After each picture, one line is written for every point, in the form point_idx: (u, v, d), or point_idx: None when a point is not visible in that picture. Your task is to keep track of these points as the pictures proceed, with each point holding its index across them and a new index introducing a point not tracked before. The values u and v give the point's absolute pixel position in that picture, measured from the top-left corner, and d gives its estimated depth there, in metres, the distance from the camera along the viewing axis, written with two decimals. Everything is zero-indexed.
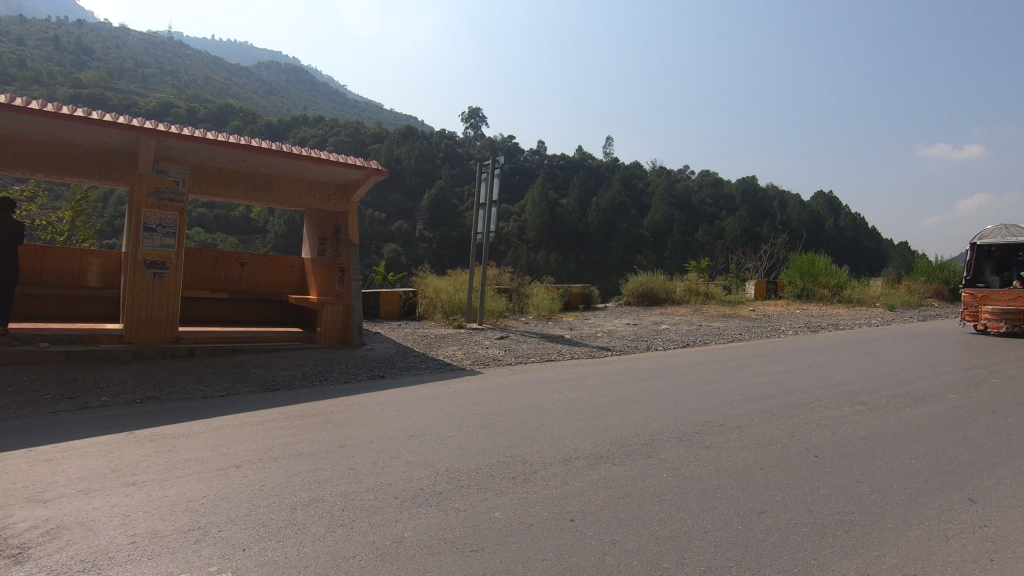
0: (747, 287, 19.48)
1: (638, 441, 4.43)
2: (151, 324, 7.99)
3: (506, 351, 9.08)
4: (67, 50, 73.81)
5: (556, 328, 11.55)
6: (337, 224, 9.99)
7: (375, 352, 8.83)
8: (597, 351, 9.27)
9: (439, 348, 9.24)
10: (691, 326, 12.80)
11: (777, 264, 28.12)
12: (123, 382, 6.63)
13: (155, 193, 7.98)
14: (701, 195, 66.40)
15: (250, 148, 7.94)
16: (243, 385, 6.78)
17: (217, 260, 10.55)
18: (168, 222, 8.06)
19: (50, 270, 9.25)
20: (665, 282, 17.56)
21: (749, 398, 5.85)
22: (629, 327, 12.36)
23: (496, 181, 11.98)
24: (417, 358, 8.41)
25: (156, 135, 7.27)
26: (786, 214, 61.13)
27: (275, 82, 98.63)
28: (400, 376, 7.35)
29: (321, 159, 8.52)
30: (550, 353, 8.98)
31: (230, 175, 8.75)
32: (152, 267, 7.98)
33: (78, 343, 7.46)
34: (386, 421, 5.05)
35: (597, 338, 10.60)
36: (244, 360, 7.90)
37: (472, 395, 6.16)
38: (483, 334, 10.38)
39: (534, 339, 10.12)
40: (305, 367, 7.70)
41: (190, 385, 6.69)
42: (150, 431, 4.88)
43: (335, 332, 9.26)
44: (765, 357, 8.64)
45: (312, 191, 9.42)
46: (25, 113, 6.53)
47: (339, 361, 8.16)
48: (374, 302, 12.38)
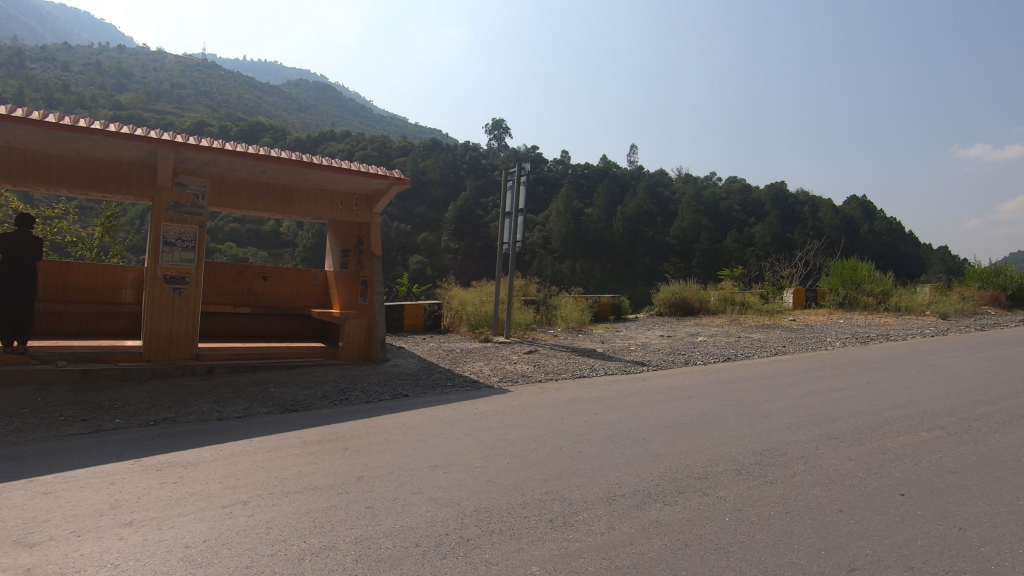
0: (785, 296, 18.63)
1: (691, 475, 3.91)
2: (171, 341, 7.77)
3: (535, 367, 8.61)
4: (108, 73, 77.04)
5: (587, 341, 11.04)
6: (360, 236, 9.71)
7: (399, 368, 8.46)
8: (632, 366, 8.73)
9: (465, 363, 8.83)
10: (729, 337, 12.11)
11: (814, 270, 27.07)
12: (140, 402, 6.39)
13: (176, 206, 7.79)
14: (729, 202, 65.08)
15: (271, 158, 7.71)
16: (262, 406, 6.46)
17: (241, 274, 10.36)
18: (188, 237, 7.84)
19: (76, 286, 9.16)
20: (698, 291, 16.91)
21: (809, 421, 5.26)
22: (664, 339, 11.75)
23: (522, 189, 11.59)
24: (442, 375, 8.02)
25: (175, 146, 7.07)
26: (820, 219, 59.35)
27: (303, 100, 101.16)
28: (424, 395, 6.94)
29: (343, 168, 8.23)
30: (582, 369, 8.48)
31: (251, 187, 8.53)
32: (172, 282, 7.78)
33: (97, 361, 7.29)
34: (408, 449, 4.63)
35: (631, 352, 10.06)
36: (264, 378, 7.61)
37: (501, 417, 5.71)
38: (510, 348, 9.94)
39: (564, 354, 9.63)
40: (326, 385, 7.36)
41: (207, 406, 6.40)
42: (158, 459, 4.56)
43: (358, 347, 8.93)
44: (816, 372, 7.98)
45: (334, 202, 9.15)
46: (43, 127, 6.39)
47: (362, 378, 7.80)
48: (398, 316, 12.06)
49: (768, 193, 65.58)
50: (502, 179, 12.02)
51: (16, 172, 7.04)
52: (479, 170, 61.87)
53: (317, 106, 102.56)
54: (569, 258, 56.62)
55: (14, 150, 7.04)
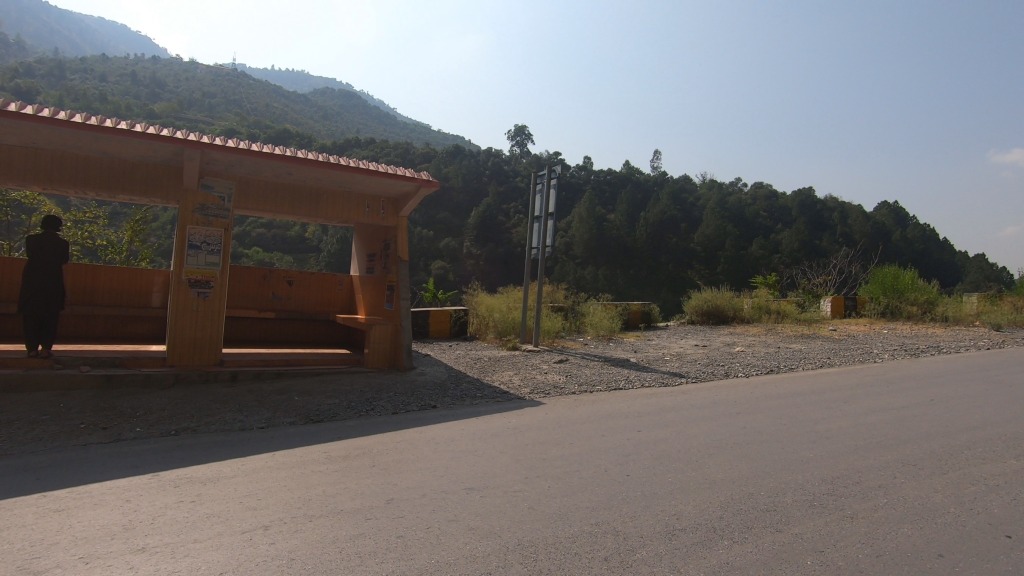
0: (822, 304, 17.90)
1: (758, 507, 3.48)
2: (195, 347, 7.60)
3: (568, 377, 8.22)
4: (142, 82, 79.31)
5: (618, 351, 10.61)
6: (386, 240, 9.47)
7: (426, 377, 8.16)
8: (670, 378, 8.27)
9: (494, 373, 8.48)
10: (769, 348, 11.54)
11: (850, 279, 26.15)
12: (161, 410, 6.19)
13: (201, 209, 7.64)
14: (757, 209, 63.78)
15: (298, 159, 7.51)
16: (285, 415, 6.20)
17: (266, 279, 10.20)
18: (214, 240, 7.69)
19: (103, 289, 9.09)
20: (731, 299, 16.33)
21: (878, 444, 4.78)
22: (699, 349, 11.24)
23: (552, 192, 11.23)
24: (471, 385, 7.68)
25: (201, 147, 6.91)
26: (851, 226, 57.76)
27: (329, 108, 102.87)
28: (454, 407, 6.61)
29: (370, 170, 7.99)
30: (617, 381, 8.05)
31: (278, 189, 8.36)
32: (196, 286, 7.62)
33: (121, 366, 7.14)
34: (440, 467, 4.30)
35: (667, 363, 9.60)
36: (288, 386, 7.36)
37: (536, 433, 5.34)
38: (540, 357, 9.58)
39: (597, 363, 9.22)
40: (351, 394, 7.08)
41: (229, 414, 6.16)
42: (176, 474, 4.30)
43: (383, 354, 8.65)
44: (871, 387, 7.42)
45: (361, 205, 8.92)
46: (69, 127, 6.28)
47: (388, 387, 7.51)
48: (424, 322, 11.79)
49: (796, 199, 64.12)
50: (531, 182, 11.69)
51: (44, 173, 6.97)
52: (501, 176, 61.77)
53: (342, 113, 103.76)
54: (592, 264, 56.04)
55: (42, 151, 6.97)
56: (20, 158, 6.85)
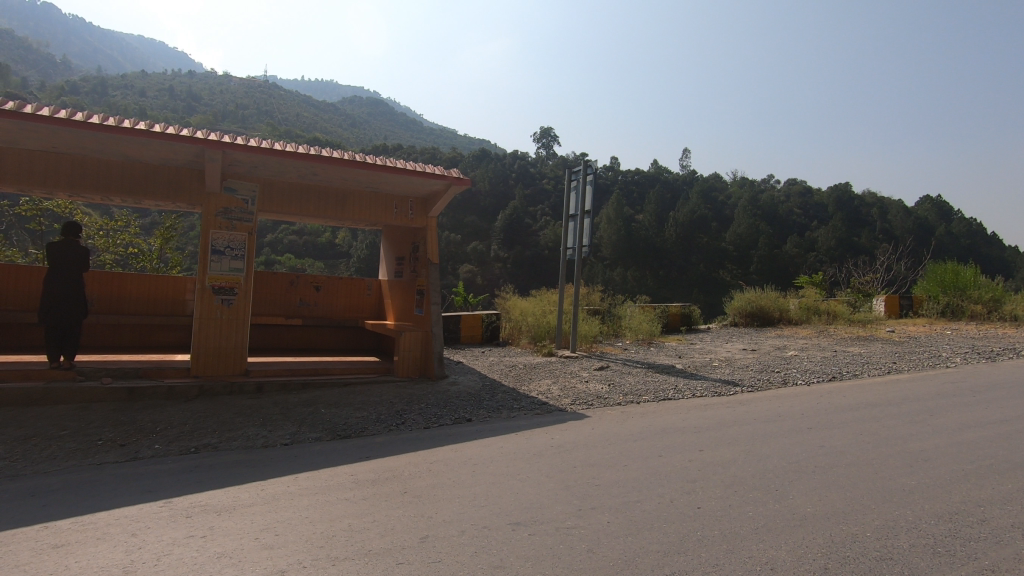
0: (874, 304, 16.80)
1: (869, 555, 2.86)
2: (219, 357, 7.29)
3: (611, 387, 7.62)
4: (178, 96, 81.74)
5: (661, 356, 9.94)
6: (415, 242, 9.04)
7: (459, 386, 7.68)
8: (722, 387, 7.60)
9: (531, 382, 7.95)
10: (824, 351, 10.70)
11: (898, 277, 24.76)
12: (183, 425, 5.85)
13: (225, 212, 7.34)
14: (792, 206, 61.80)
15: (323, 158, 7.11)
16: (311, 431, 5.78)
17: (293, 284, 9.89)
18: (237, 245, 7.38)
19: (130, 297, 8.91)
20: (777, 299, 15.43)
21: (991, 469, 4.07)
22: (749, 354, 10.47)
23: (588, 189, 10.59)
24: (507, 396, 7.16)
25: (222, 147, 6.56)
26: (893, 221, 55.35)
27: (357, 116, 104.38)
28: (490, 420, 6.09)
29: (398, 168, 7.55)
30: (665, 390, 7.42)
31: (303, 191, 7.99)
32: (220, 293, 7.31)
33: (144, 378, 6.87)
34: (481, 496, 3.79)
35: (716, 369, 8.90)
36: (315, 398, 6.97)
37: (584, 452, 4.78)
38: (579, 364, 9.00)
39: (640, 371, 8.58)
40: (380, 406, 6.64)
41: (253, 430, 5.78)
42: (191, 501, 3.90)
43: (413, 362, 8.21)
44: (956, 397, 6.62)
45: (388, 206, 8.51)
46: (87, 129, 6.01)
47: (419, 398, 7.05)
48: (455, 327, 11.32)
49: (832, 195, 61.90)
50: (565, 179, 11.09)
51: (65, 178, 6.76)
52: (528, 178, 61.31)
53: (370, 121, 104.96)
54: (621, 266, 55.08)
55: (63, 156, 6.75)
56: (41, 164, 6.65)
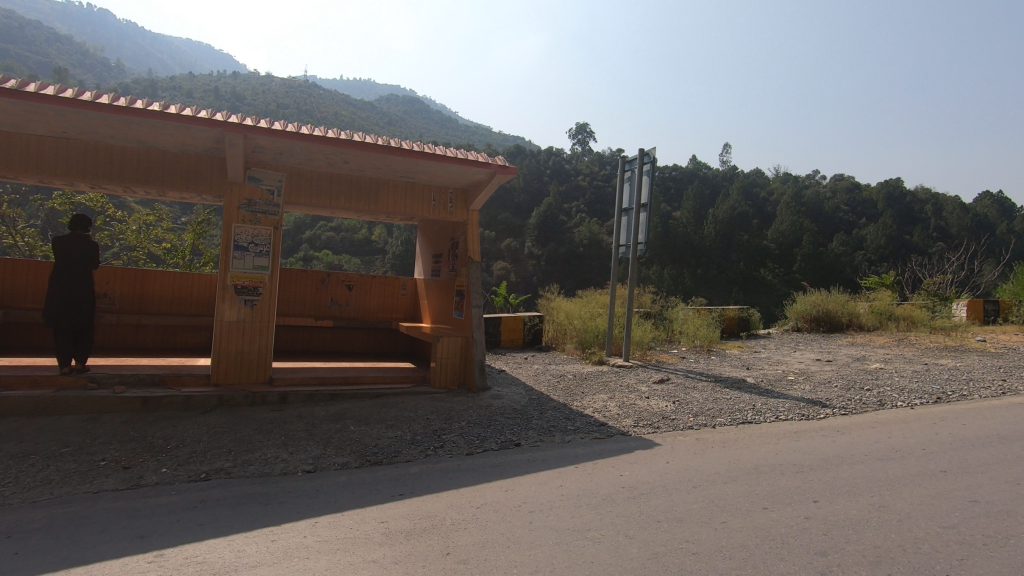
0: (954, 308, 15.17)
1: None
2: (241, 363, 6.65)
3: (677, 405, 6.66)
4: (221, 95, 83.93)
5: (726, 368, 8.85)
6: (454, 238, 8.25)
7: (503, 401, 6.83)
8: (809, 408, 6.53)
9: (584, 396, 7.04)
10: (913, 364, 9.40)
11: (970, 281, 22.78)
12: (197, 443, 5.20)
13: (248, 204, 6.69)
14: (841, 203, 58.91)
15: (354, 143, 6.34)
16: (337, 454, 5.03)
17: (324, 283, 9.23)
18: (262, 240, 6.72)
19: (153, 296, 8.40)
20: (845, 302, 14.02)
21: None
22: (825, 366, 9.28)
23: (646, 178, 9.29)
24: (559, 414, 6.28)
25: (244, 130, 5.87)
26: (955, 219, 51.93)
27: (393, 113, 105.51)
28: (543, 446, 5.22)
29: (437, 155, 6.72)
30: (741, 411, 6.41)
31: (333, 180, 7.25)
32: (243, 293, 6.67)
33: (160, 385, 6.27)
34: (546, 566, 2.93)
35: (794, 385, 7.79)
36: (343, 411, 6.24)
37: (666, 498, 3.84)
38: (634, 376, 8.03)
39: (707, 386, 7.56)
40: (416, 424, 5.86)
41: (273, 451, 5.07)
42: (189, 555, 3.17)
43: (451, 372, 7.41)
44: None
45: (425, 197, 7.72)
46: (95, 110, 5.39)
47: (458, 414, 6.23)
48: (495, 330, 10.45)
49: (883, 191, 58.80)
50: (617, 169, 9.85)
51: (78, 166, 6.21)
52: (563, 174, 60.23)
53: (406, 118, 105.80)
54: (658, 264, 53.51)
55: (76, 141, 6.20)
56: (53, 150, 6.12)
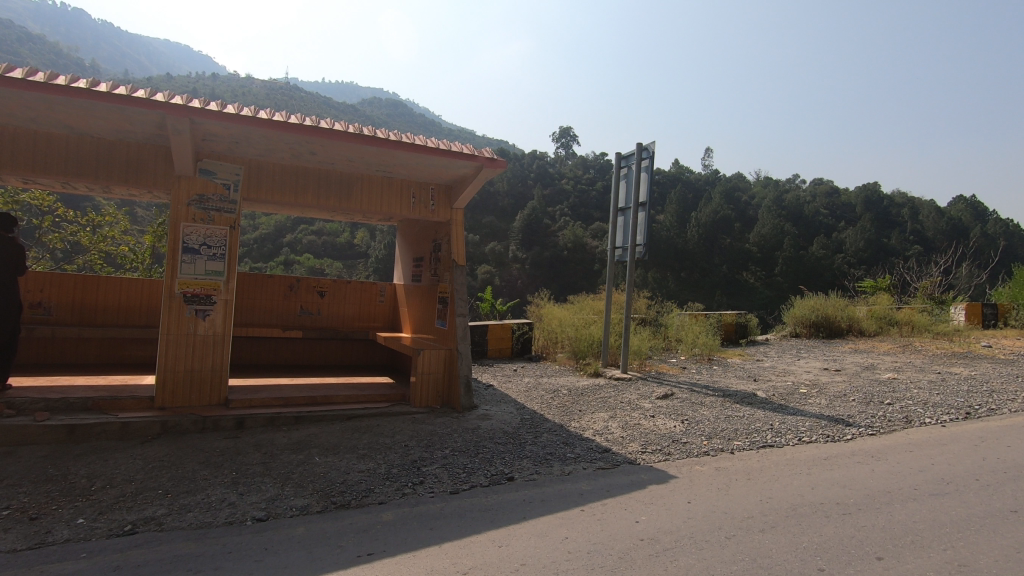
0: (953, 313, 14.78)
1: None
2: (192, 383, 5.82)
3: (686, 425, 5.96)
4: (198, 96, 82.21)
5: (732, 379, 8.20)
6: (437, 239, 7.49)
7: (492, 422, 6.06)
8: (832, 427, 5.88)
9: (583, 415, 6.32)
10: (927, 373, 8.85)
11: (959, 285, 22.59)
12: (128, 483, 4.35)
13: (199, 200, 5.86)
14: (822, 207, 59.32)
15: (321, 131, 5.54)
16: (296, 495, 4.22)
17: (292, 289, 8.39)
18: (216, 241, 5.90)
19: (96, 305, 7.47)
20: (844, 307, 13.53)
21: None
22: (835, 377, 8.67)
23: (644, 175, 8.60)
24: (557, 438, 5.55)
25: (191, 113, 5.04)
26: (934, 222, 52.48)
27: (376, 116, 104.49)
28: (540, 481, 4.48)
29: (416, 146, 5.96)
30: (758, 431, 5.74)
31: (298, 175, 6.42)
32: (195, 303, 5.83)
33: (94, 410, 5.40)
34: None
35: (808, 399, 7.15)
36: (308, 437, 5.43)
37: (698, 557, 3.11)
38: (635, 392, 7.32)
39: (716, 401, 6.89)
40: (392, 453, 5.07)
41: (220, 492, 4.25)
42: None
43: (434, 388, 6.65)
44: None
45: (404, 194, 6.94)
46: (7, 86, 4.52)
47: (441, 440, 5.46)
48: (481, 339, 9.68)
49: (862, 195, 59.33)
50: (613, 166, 9.15)
51: None
52: (548, 178, 59.78)
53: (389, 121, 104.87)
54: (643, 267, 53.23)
55: None
56: None
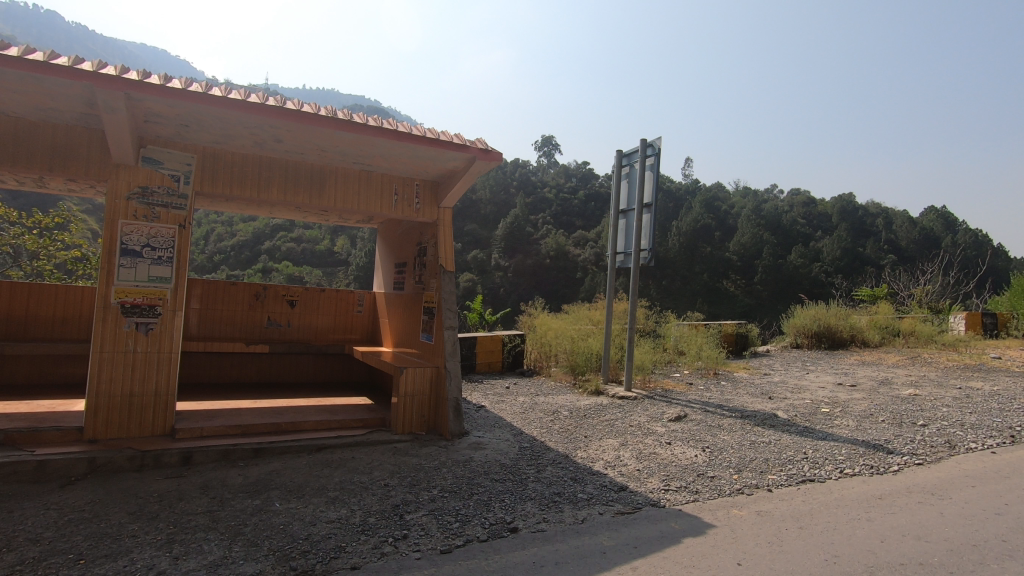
0: (952, 323, 14.36)
1: None
2: (131, 410, 4.90)
3: (709, 454, 5.22)
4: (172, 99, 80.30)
5: (745, 397, 7.49)
6: (422, 242, 6.68)
7: (486, 452, 5.24)
8: (872, 455, 5.19)
9: (589, 443, 5.54)
10: (949, 389, 8.25)
11: (948, 293, 22.40)
12: (32, 544, 3.43)
13: (141, 193, 4.98)
14: (801, 216, 59.81)
15: (287, 112, 4.70)
16: (246, 558, 3.34)
17: (258, 298, 7.49)
18: (161, 242, 5.02)
19: (25, 317, 6.49)
20: (846, 317, 13.00)
21: None
22: (853, 393, 8.02)
23: (648, 173, 7.90)
24: (564, 473, 4.75)
25: (126, 86, 4.17)
26: (912, 231, 53.15)
27: None
28: (551, 532, 3.67)
29: (399, 133, 5.15)
30: (792, 461, 5.01)
31: (262, 166, 5.55)
32: (135, 315, 4.92)
33: (7, 446, 4.47)
34: None
35: (834, 420, 6.45)
36: (269, 476, 4.55)
37: None
38: (644, 413, 6.56)
39: (736, 425, 6.16)
40: (369, 497, 4.22)
41: (148, 555, 3.35)
42: None
43: (418, 413, 5.80)
44: None
45: (384, 190, 6.12)
46: None
47: (428, 477, 4.62)
48: (470, 352, 8.85)
49: (840, 204, 59.94)
50: (613, 164, 8.46)
51: None
52: (531, 186, 59.25)
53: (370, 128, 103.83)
54: None
55: None
56: None
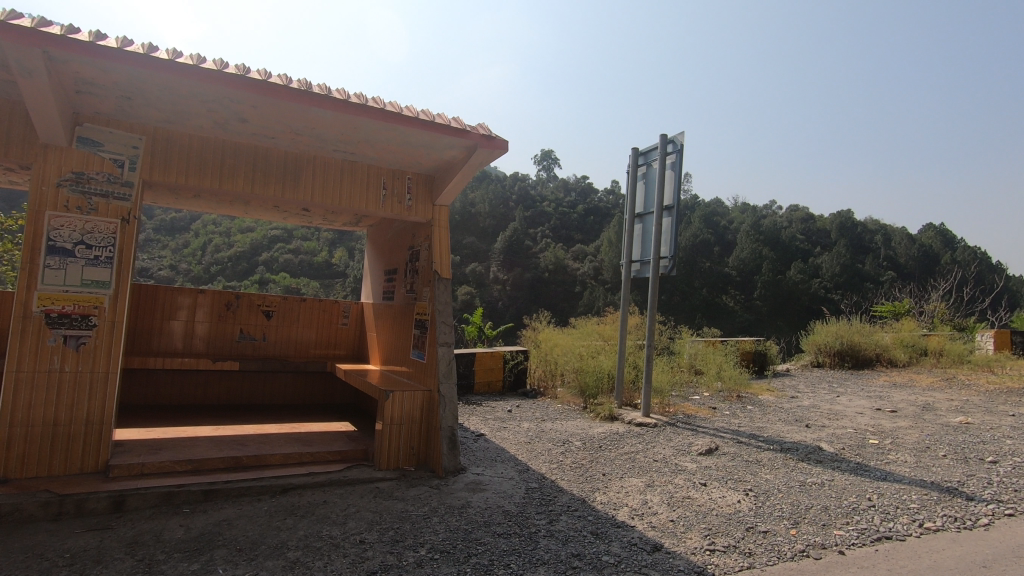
0: (980, 341, 13.51)
1: None
2: (55, 444, 4.02)
3: (754, 498, 4.35)
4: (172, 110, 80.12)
5: (779, 425, 6.60)
6: (415, 246, 5.84)
7: (486, 495, 4.36)
8: (950, 502, 4.32)
9: (609, 483, 4.64)
10: (1002, 416, 7.37)
11: (963, 308, 21.56)
12: None
13: (76, 180, 4.15)
14: (801, 232, 59.29)
15: (249, 82, 3.90)
16: None
17: (230, 308, 6.63)
18: (99, 239, 4.19)
19: None
20: (870, 334, 12.15)
21: None
22: (897, 420, 7.15)
23: (669, 173, 7.11)
24: (581, 525, 3.86)
25: (45, 41, 3.35)
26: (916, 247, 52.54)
27: None
28: None
29: (387, 112, 4.34)
30: (856, 510, 4.14)
31: (225, 152, 4.72)
32: (63, 328, 4.05)
33: None
34: None
35: (888, 455, 5.57)
36: (217, 528, 3.66)
37: None
38: (668, 445, 5.67)
39: (778, 460, 5.29)
40: (337, 559, 3.33)
41: None
42: None
43: (405, 445, 4.91)
44: None
45: (370, 183, 5.31)
46: None
47: (415, 530, 3.73)
48: (467, 371, 7.97)
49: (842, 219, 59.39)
50: (629, 164, 7.69)
51: None
52: (531, 199, 58.72)
53: None
54: None
55: None
56: None
